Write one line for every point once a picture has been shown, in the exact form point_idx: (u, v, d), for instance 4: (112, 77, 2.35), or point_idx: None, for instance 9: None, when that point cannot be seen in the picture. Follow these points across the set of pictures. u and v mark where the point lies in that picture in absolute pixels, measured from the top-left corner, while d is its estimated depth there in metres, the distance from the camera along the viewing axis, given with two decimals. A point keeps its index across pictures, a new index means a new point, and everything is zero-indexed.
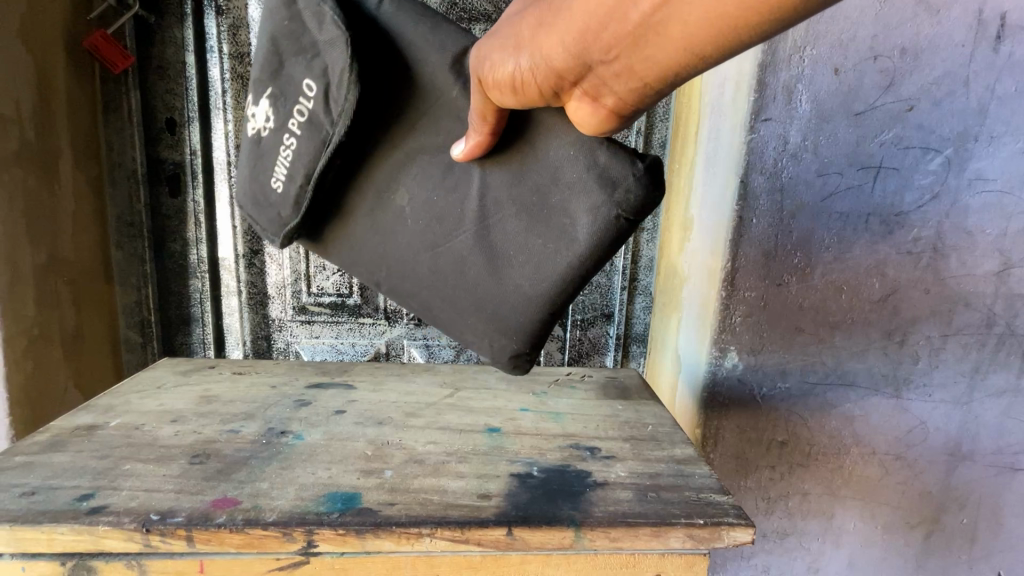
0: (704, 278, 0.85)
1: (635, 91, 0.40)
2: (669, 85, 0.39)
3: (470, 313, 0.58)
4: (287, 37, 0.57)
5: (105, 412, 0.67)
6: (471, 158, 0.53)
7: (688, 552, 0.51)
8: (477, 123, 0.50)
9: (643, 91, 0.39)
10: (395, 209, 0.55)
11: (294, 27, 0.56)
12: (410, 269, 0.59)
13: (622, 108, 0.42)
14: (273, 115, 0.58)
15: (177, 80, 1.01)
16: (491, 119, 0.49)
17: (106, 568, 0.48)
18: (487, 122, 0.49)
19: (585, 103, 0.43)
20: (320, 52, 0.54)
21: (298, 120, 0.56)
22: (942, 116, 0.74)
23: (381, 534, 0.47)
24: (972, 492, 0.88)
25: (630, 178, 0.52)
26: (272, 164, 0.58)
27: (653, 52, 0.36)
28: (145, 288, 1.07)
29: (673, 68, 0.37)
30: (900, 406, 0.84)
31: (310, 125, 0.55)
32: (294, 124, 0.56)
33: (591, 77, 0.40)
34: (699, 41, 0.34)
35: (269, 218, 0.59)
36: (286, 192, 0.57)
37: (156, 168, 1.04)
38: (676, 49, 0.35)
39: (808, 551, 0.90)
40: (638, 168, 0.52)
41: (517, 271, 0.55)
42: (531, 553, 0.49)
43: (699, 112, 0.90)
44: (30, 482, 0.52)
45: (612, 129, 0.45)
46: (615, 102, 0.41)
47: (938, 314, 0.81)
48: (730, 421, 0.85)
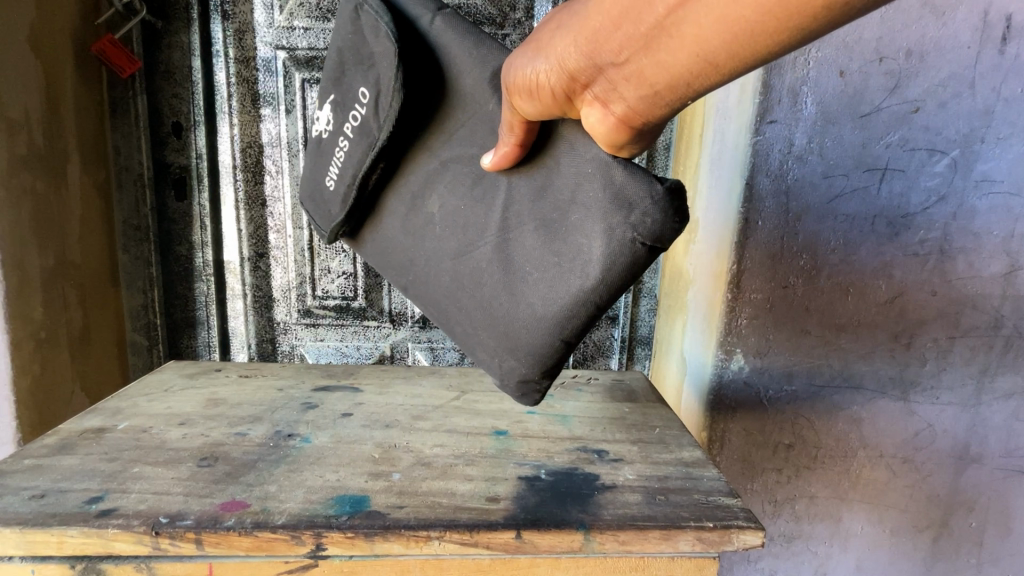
0: (709, 281, 0.85)
1: (649, 101, 0.39)
2: (684, 95, 0.38)
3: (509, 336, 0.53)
4: (349, 50, 0.57)
5: (113, 415, 0.67)
6: (498, 171, 0.51)
7: (698, 555, 0.51)
8: (505, 134, 0.48)
9: (654, 99, 0.39)
10: (424, 215, 0.56)
11: (351, 43, 0.57)
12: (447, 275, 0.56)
13: (630, 118, 0.41)
14: (332, 117, 0.60)
15: (184, 85, 1.02)
16: (521, 131, 0.47)
17: (116, 570, 0.48)
18: (514, 133, 0.47)
19: (598, 118, 0.42)
20: (375, 62, 0.54)
21: (352, 124, 0.57)
22: (949, 118, 0.74)
23: (390, 537, 0.47)
24: (979, 497, 0.87)
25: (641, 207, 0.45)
26: (327, 164, 0.61)
27: (670, 58, 0.36)
28: (150, 291, 1.07)
29: (689, 75, 0.36)
30: (907, 408, 0.83)
31: (361, 129, 0.56)
32: (347, 127, 0.57)
33: (603, 81, 0.39)
34: (719, 48, 0.34)
35: (324, 217, 0.62)
36: (337, 190, 0.59)
37: (162, 171, 1.05)
38: (694, 56, 0.35)
39: (815, 554, 0.90)
40: (659, 191, 0.45)
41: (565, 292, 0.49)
42: (541, 556, 0.49)
43: (704, 116, 0.90)
44: (40, 484, 0.52)
45: (622, 142, 0.43)
46: (625, 114, 0.40)
47: (946, 316, 0.80)
48: (737, 424, 0.85)
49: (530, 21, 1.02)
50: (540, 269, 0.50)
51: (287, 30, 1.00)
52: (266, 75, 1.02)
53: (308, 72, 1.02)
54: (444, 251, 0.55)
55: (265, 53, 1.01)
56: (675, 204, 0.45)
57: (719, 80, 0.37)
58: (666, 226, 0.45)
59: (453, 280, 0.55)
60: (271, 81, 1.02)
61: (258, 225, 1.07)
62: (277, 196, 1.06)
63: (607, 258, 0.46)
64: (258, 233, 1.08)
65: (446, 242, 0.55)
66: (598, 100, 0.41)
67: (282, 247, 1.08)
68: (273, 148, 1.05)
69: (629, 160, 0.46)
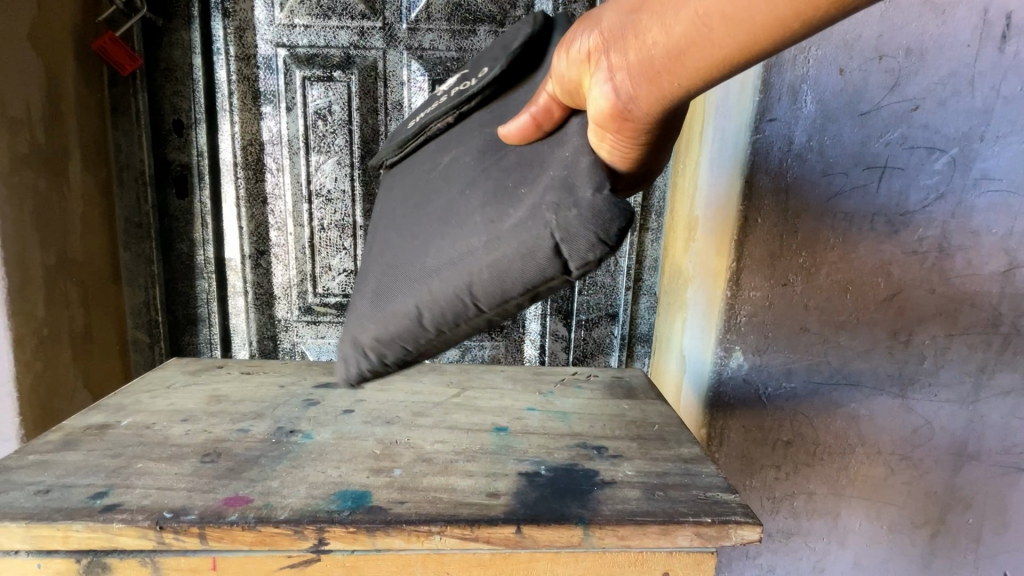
0: (709, 278, 0.85)
1: (647, 68, 0.39)
2: (676, 71, 0.38)
3: (405, 291, 0.52)
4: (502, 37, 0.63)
5: (116, 411, 0.67)
6: (506, 142, 0.50)
7: (696, 550, 0.51)
8: (530, 105, 0.48)
9: (654, 62, 0.38)
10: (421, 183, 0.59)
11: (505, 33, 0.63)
12: (400, 222, 0.57)
13: (626, 85, 0.40)
14: (454, 80, 0.66)
15: (185, 82, 1.02)
16: (541, 104, 0.47)
17: (120, 565, 0.48)
18: (536, 105, 0.47)
19: (597, 85, 0.41)
20: (503, 47, 0.59)
21: (455, 87, 0.62)
22: (949, 116, 0.74)
23: (391, 532, 0.48)
24: (977, 493, 0.88)
25: (583, 201, 0.43)
26: (421, 109, 0.68)
27: (676, 19, 0.37)
28: (152, 288, 1.08)
29: (692, 40, 0.37)
30: (906, 405, 0.84)
31: (457, 90, 0.61)
32: (450, 89, 0.63)
33: (613, 41, 0.40)
34: (722, 9, 0.35)
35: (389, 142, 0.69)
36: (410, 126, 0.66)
37: (164, 169, 1.05)
38: (700, 16, 0.36)
39: (813, 551, 0.90)
40: (602, 194, 0.43)
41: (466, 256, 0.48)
42: (541, 551, 0.50)
43: (705, 111, 0.91)
44: (45, 480, 0.53)
45: (609, 122, 0.42)
46: (623, 83, 0.40)
47: (944, 314, 0.81)
48: (735, 421, 0.85)
49: None
50: (462, 224, 0.49)
51: (288, 28, 1.00)
52: (266, 72, 1.02)
53: (308, 69, 1.02)
54: (411, 205, 0.57)
55: (266, 50, 1.01)
56: (610, 213, 0.43)
57: (712, 60, 0.37)
58: (588, 226, 0.43)
59: (401, 227, 0.57)
60: (271, 78, 1.02)
61: (258, 222, 1.08)
62: (278, 193, 1.07)
63: (517, 225, 0.45)
64: (258, 230, 1.08)
65: (418, 201, 0.57)
66: (603, 62, 0.40)
67: (283, 244, 1.09)
68: (274, 146, 1.05)
69: (607, 157, 0.44)
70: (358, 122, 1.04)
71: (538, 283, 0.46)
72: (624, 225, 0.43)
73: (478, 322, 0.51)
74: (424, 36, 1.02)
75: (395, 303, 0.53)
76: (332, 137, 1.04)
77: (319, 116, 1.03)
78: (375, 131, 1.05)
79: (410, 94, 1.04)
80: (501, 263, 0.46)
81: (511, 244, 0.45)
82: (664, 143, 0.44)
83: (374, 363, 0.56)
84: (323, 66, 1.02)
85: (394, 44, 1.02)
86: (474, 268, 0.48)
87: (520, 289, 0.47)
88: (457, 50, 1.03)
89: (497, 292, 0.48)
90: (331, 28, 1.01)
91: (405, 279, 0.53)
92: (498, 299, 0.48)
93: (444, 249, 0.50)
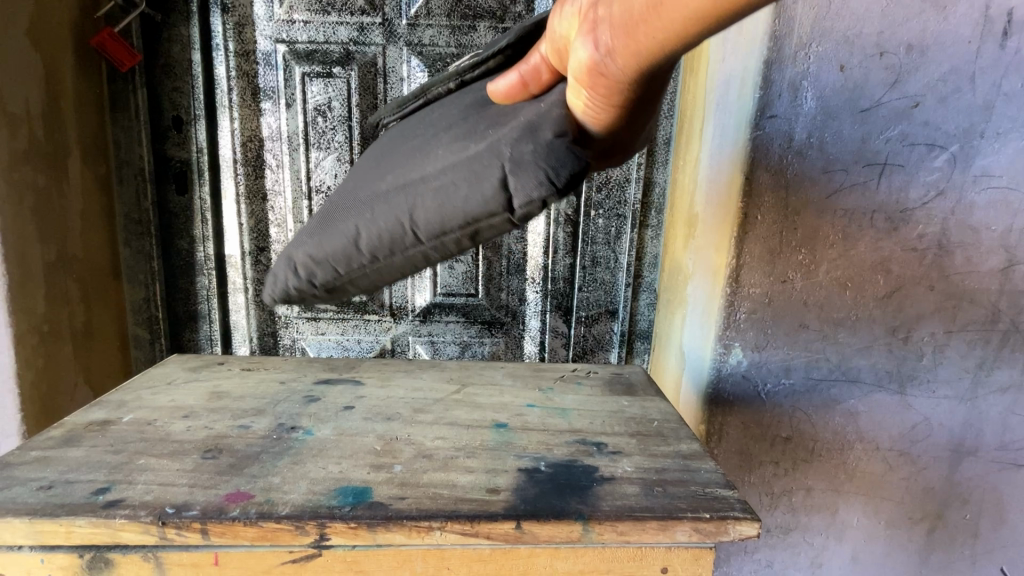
0: (709, 274, 0.86)
1: (627, 20, 0.40)
2: (651, 26, 0.39)
3: (357, 216, 0.57)
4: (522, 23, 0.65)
5: (117, 407, 0.67)
6: (494, 99, 0.53)
7: (694, 546, 0.52)
8: (520, 65, 0.51)
9: (634, 13, 0.39)
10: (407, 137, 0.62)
11: None
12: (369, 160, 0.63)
13: (607, 37, 0.41)
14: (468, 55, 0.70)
15: (184, 78, 1.02)
16: (529, 65, 0.50)
17: (124, 559, 0.49)
18: (525, 65, 0.50)
19: (580, 38, 0.43)
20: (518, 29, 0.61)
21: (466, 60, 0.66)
22: (949, 113, 0.74)
23: (392, 527, 0.48)
24: (975, 489, 0.88)
25: (542, 140, 0.47)
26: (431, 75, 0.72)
27: None
28: (153, 285, 1.07)
29: None
30: (904, 402, 0.84)
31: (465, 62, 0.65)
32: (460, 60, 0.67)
33: None
34: None
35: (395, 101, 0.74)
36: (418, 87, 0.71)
37: (163, 165, 1.04)
38: None
39: (811, 546, 0.91)
40: (560, 138, 0.47)
41: (422, 185, 0.53)
42: (540, 546, 0.50)
43: (705, 108, 0.91)
44: (47, 475, 0.53)
45: (587, 75, 0.44)
46: (603, 36, 0.41)
47: (944, 310, 0.81)
48: (735, 418, 0.86)
49: (531, 15, 1.02)
50: (428, 157, 0.55)
51: (287, 24, 1.00)
52: (265, 68, 1.02)
53: (308, 65, 1.01)
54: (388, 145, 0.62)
55: (265, 46, 1.01)
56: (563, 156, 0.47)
57: (690, 12, 0.38)
58: (539, 162, 0.47)
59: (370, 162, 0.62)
60: (271, 74, 1.02)
61: (258, 219, 1.08)
62: (278, 190, 1.07)
63: (477, 154, 0.51)
64: (258, 227, 1.08)
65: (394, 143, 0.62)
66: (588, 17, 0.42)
67: (283, 241, 1.09)
68: (273, 142, 1.05)
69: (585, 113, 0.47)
70: (358, 118, 1.04)
71: (479, 217, 0.51)
72: (574, 171, 0.47)
73: (413, 254, 0.56)
74: (423, 32, 1.02)
75: (346, 225, 0.58)
76: (331, 134, 1.04)
77: (319, 112, 1.03)
78: None
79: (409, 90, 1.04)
80: (450, 189, 0.52)
81: (463, 171, 0.51)
82: (643, 102, 0.46)
83: (301, 281, 0.61)
84: (323, 61, 1.01)
85: (394, 40, 1.02)
86: (421, 194, 0.53)
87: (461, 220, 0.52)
88: (457, 46, 1.02)
89: (437, 221, 0.53)
90: (331, 24, 1.00)
91: (359, 205, 0.58)
92: (438, 228, 0.53)
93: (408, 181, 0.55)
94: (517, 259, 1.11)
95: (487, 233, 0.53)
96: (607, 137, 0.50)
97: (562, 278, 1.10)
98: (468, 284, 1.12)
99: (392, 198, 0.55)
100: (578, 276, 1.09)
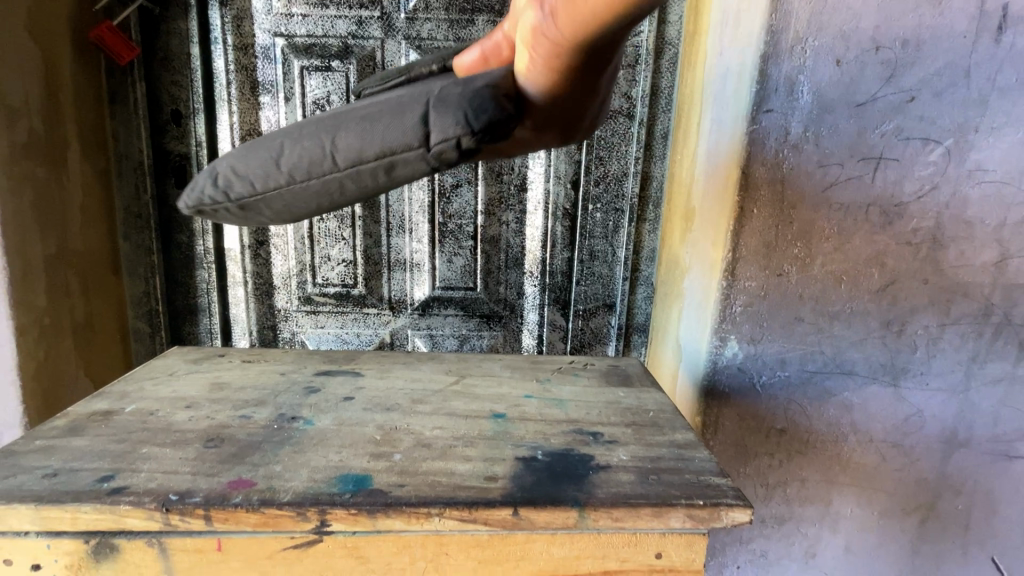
0: (706, 267, 0.86)
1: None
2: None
3: (284, 136, 0.54)
4: None
5: (120, 398, 0.68)
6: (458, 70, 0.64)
7: (688, 532, 0.53)
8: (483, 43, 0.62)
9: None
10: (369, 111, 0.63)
11: None
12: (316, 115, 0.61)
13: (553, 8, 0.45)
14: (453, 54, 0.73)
15: (183, 72, 1.02)
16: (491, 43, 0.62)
17: (128, 545, 0.50)
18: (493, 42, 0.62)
19: (530, 5, 0.47)
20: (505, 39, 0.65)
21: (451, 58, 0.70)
22: (944, 107, 0.75)
23: (392, 514, 0.49)
24: (967, 480, 0.89)
25: (468, 86, 0.48)
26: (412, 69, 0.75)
27: None
28: (153, 278, 1.08)
29: None
30: (897, 394, 0.85)
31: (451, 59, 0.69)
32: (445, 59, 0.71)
33: None
34: None
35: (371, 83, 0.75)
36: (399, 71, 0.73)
37: (163, 159, 1.05)
38: None
39: (805, 536, 0.92)
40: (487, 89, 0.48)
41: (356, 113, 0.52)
42: (536, 532, 0.51)
43: (702, 102, 0.91)
44: (52, 464, 0.54)
45: (530, 38, 0.47)
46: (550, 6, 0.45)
47: (937, 303, 0.82)
48: (730, 410, 0.87)
49: None
50: (370, 104, 0.54)
51: (286, 17, 1.00)
52: (264, 62, 1.02)
53: (307, 59, 1.02)
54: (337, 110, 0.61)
55: (264, 40, 1.01)
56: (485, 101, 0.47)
57: None
58: (461, 107, 0.47)
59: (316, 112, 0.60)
60: (270, 68, 1.02)
61: None
62: None
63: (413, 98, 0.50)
64: None
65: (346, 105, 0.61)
66: None
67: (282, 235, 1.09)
68: None
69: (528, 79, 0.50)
70: None
71: (394, 148, 0.48)
72: (493, 119, 0.46)
73: (326, 185, 0.52)
74: (422, 26, 1.02)
75: (272, 144, 0.54)
76: None
77: (318, 106, 1.03)
78: None
79: None
80: (377, 117, 0.50)
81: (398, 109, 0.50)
82: (580, 73, 0.49)
83: (218, 195, 0.55)
84: (321, 55, 1.02)
85: (393, 34, 1.02)
86: (349, 122, 0.51)
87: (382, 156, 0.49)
88: (455, 40, 1.02)
89: (357, 147, 0.50)
90: (330, 18, 1.00)
91: (290, 128, 0.55)
92: (355, 153, 0.50)
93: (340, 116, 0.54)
94: (515, 253, 1.12)
95: (402, 171, 0.50)
96: (547, 107, 0.52)
97: (560, 272, 1.11)
98: (466, 278, 1.12)
99: (320, 125, 0.53)
100: (576, 270, 1.10)
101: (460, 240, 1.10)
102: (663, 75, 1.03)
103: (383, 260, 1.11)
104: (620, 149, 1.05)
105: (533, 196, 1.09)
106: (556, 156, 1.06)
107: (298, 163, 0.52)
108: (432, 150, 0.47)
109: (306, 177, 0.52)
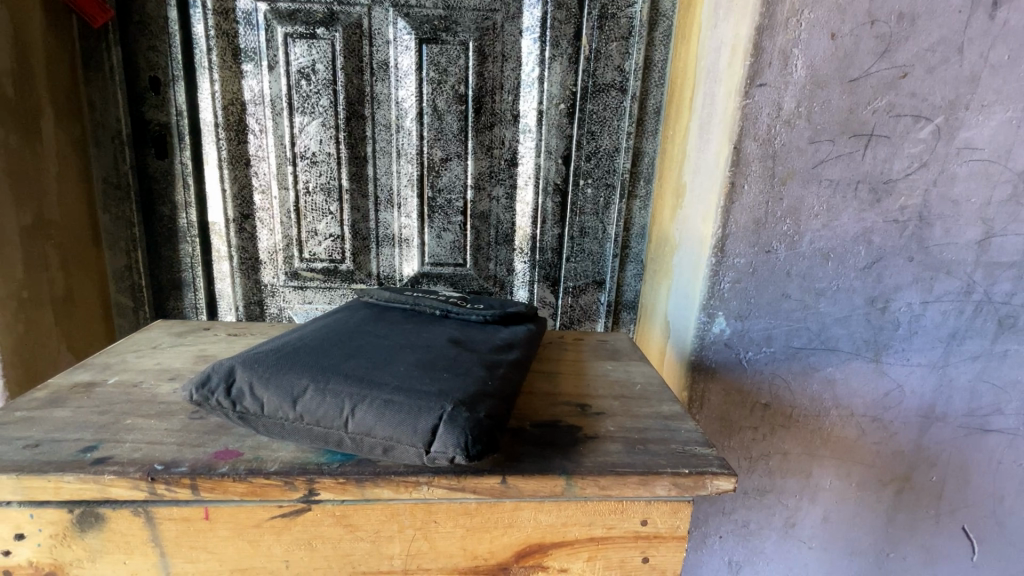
0: (696, 244, 0.86)
1: None
2: None
3: (307, 370, 0.53)
4: None
5: (102, 370, 0.67)
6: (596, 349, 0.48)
7: (673, 499, 0.54)
8: None
9: None
10: None
11: None
12: (328, 344, 0.59)
13: None
14: None
15: (161, 36, 0.97)
16: None
17: (113, 514, 0.50)
18: None
19: None
20: None
21: None
22: (936, 84, 0.74)
23: (380, 482, 0.49)
24: (943, 452, 0.92)
25: (473, 418, 0.48)
26: None
27: None
28: (134, 252, 1.06)
29: None
30: (879, 369, 0.87)
31: None
32: None
33: None
34: None
35: None
36: None
37: (142, 128, 1.01)
38: None
39: (785, 507, 0.94)
40: (481, 416, 0.48)
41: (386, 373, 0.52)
42: (524, 500, 0.52)
43: (695, 76, 0.90)
44: (32, 435, 0.53)
45: None
46: None
47: (921, 281, 0.83)
48: (716, 384, 0.88)
49: None
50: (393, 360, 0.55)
51: None
52: (246, 28, 0.98)
53: (291, 26, 0.98)
54: None
55: (246, 4, 0.97)
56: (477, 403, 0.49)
57: None
58: (464, 434, 0.46)
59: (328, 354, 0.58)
60: (252, 35, 0.98)
61: (243, 185, 1.05)
62: (262, 155, 1.04)
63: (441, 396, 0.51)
64: (242, 193, 1.06)
65: None
66: None
67: (268, 208, 1.07)
68: (256, 106, 1.02)
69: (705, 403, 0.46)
70: (343, 81, 1.01)
71: (405, 446, 0.48)
72: (486, 445, 0.47)
73: (333, 434, 0.50)
74: None
75: (289, 378, 0.52)
76: (316, 98, 1.01)
77: (303, 75, 1.00)
78: (361, 92, 1.02)
79: (395, 54, 1.01)
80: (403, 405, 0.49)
81: (429, 389, 0.51)
82: None
83: (221, 388, 0.52)
84: (306, 22, 0.98)
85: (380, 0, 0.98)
86: (378, 389, 0.50)
87: (395, 434, 0.48)
88: (444, 8, 0.99)
89: (375, 425, 0.48)
90: None
91: (308, 365, 0.53)
92: (367, 430, 0.48)
93: (345, 349, 0.58)
94: (506, 229, 1.11)
95: (399, 455, 0.48)
96: None
97: (550, 249, 1.10)
98: (455, 254, 1.11)
99: (347, 378, 0.52)
100: (566, 246, 1.10)
101: (449, 215, 1.09)
102: (656, 48, 1.01)
103: (370, 234, 1.10)
104: (611, 124, 1.04)
105: (523, 171, 1.07)
106: (548, 130, 1.04)
107: (318, 400, 0.50)
108: (448, 453, 0.46)
109: (320, 412, 0.50)
